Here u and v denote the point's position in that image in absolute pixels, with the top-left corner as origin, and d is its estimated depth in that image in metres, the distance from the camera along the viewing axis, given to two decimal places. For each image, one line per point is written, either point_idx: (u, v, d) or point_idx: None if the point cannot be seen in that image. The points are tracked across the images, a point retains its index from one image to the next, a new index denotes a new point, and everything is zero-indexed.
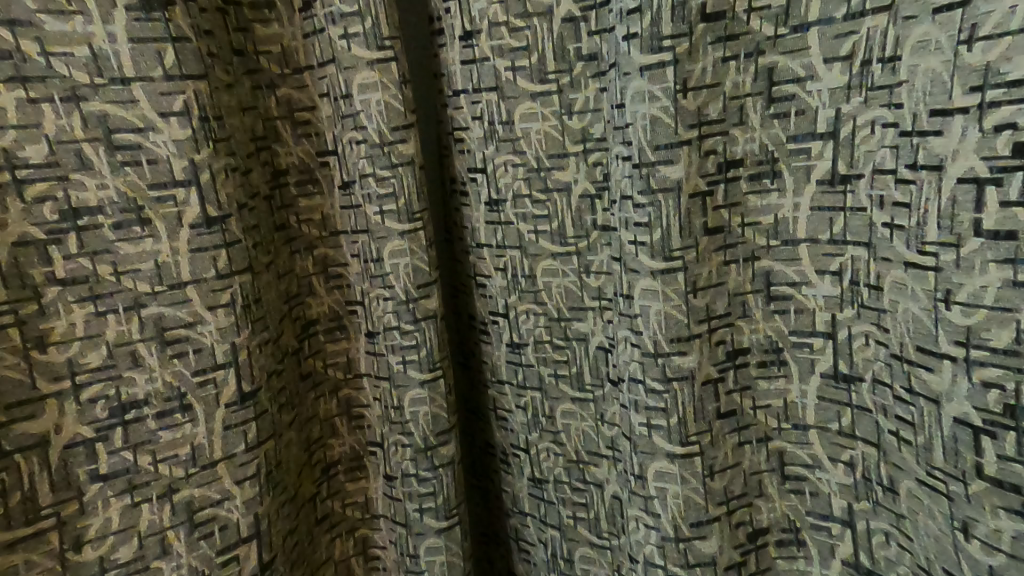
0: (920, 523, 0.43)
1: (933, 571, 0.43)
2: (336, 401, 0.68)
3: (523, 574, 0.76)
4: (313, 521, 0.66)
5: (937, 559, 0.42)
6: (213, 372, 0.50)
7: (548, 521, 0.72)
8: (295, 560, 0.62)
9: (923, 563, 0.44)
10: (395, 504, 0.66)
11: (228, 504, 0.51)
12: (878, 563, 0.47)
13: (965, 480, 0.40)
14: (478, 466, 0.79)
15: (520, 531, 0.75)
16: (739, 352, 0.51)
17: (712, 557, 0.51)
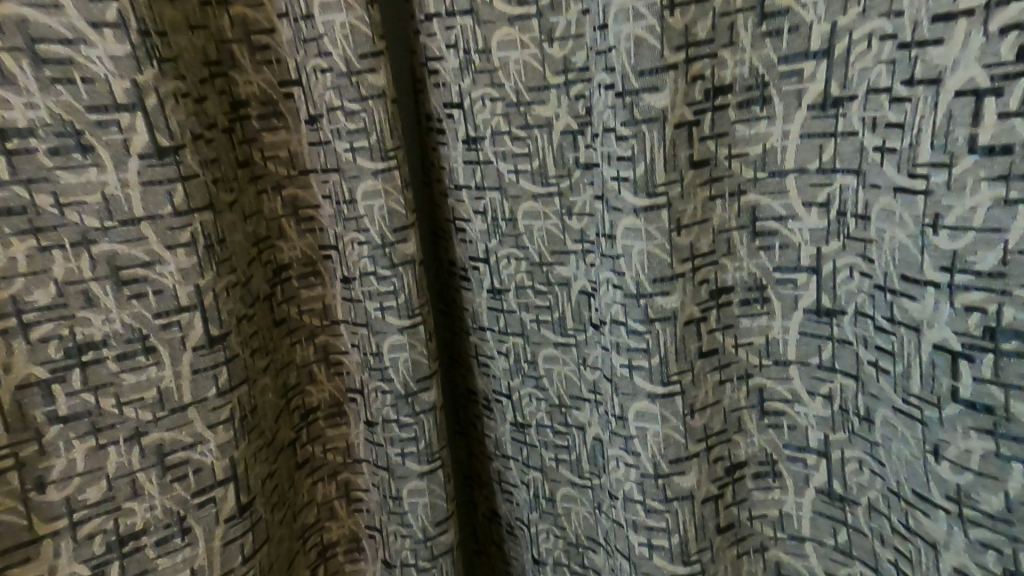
0: (893, 450, 0.44)
1: (902, 494, 0.44)
2: (314, 348, 0.67)
3: (506, 515, 0.78)
4: (293, 465, 0.66)
5: (908, 482, 0.43)
6: (177, 315, 0.48)
7: (530, 463, 0.73)
8: (276, 503, 0.62)
9: (894, 487, 0.45)
10: (377, 449, 0.66)
11: (201, 447, 0.50)
12: (850, 490, 0.48)
13: (938, 407, 0.40)
14: (461, 413, 0.79)
15: (503, 474, 0.76)
16: (722, 291, 0.49)
17: (691, 492, 0.51)
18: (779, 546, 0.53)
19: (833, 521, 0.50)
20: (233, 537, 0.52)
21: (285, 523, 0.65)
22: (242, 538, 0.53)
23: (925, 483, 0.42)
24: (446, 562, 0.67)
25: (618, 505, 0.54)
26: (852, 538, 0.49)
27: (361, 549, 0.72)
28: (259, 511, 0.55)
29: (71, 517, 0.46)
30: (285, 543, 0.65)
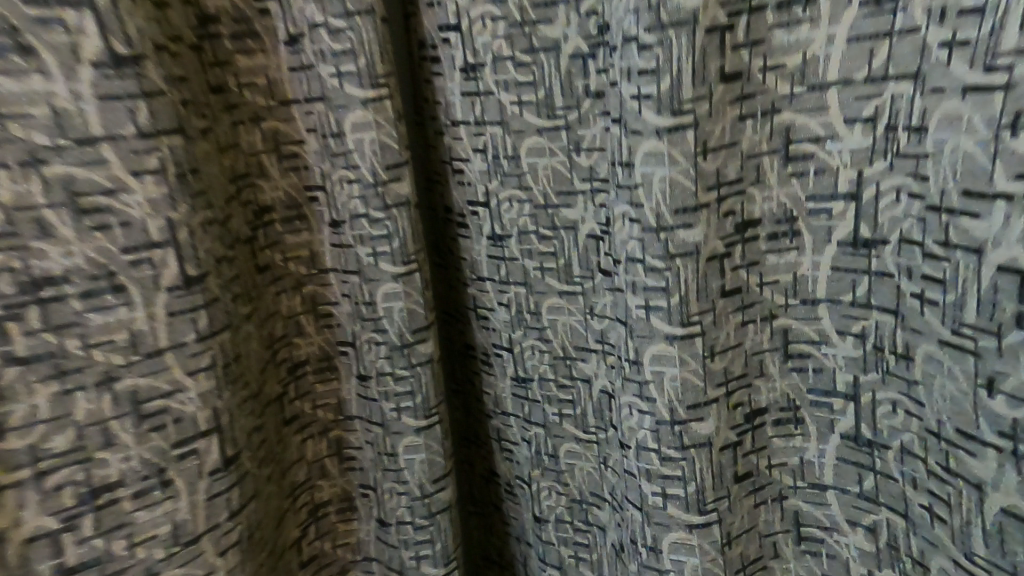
0: (936, 388, 0.41)
1: (943, 434, 0.41)
2: (301, 298, 0.62)
3: (506, 474, 0.76)
4: (281, 421, 0.62)
5: (952, 421, 0.40)
6: (147, 251, 0.43)
7: (532, 419, 0.70)
8: (264, 459, 0.58)
9: (934, 427, 0.42)
10: (371, 404, 0.63)
11: (180, 395, 0.46)
12: (880, 435, 0.45)
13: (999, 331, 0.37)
14: (459, 370, 0.76)
15: (503, 432, 0.73)
16: (749, 224, 0.45)
17: (708, 438, 0.48)
18: (798, 494, 0.51)
19: (858, 468, 0.47)
20: (219, 490, 0.49)
21: (273, 482, 0.61)
22: (228, 492, 0.50)
23: (974, 417, 0.39)
24: (444, 520, 0.64)
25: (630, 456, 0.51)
26: (879, 483, 0.46)
27: (355, 509, 0.69)
28: (246, 464, 0.52)
29: (37, 467, 0.42)
30: (274, 502, 0.61)
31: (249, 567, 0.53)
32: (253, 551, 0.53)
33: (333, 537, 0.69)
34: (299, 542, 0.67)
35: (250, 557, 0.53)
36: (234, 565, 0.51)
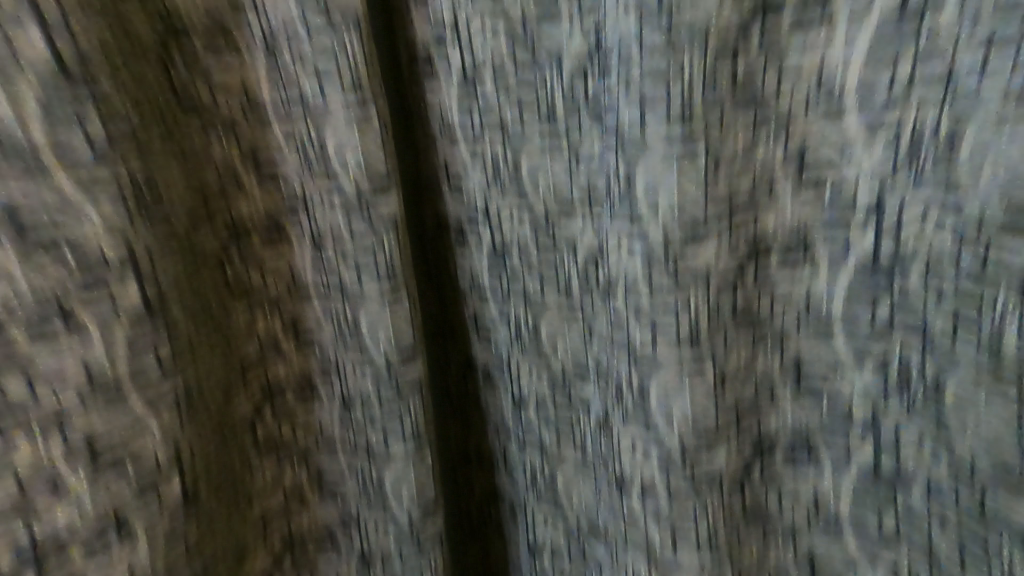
0: (971, 149, 0.45)
1: (959, 189, 0.46)
2: (242, 147, 0.58)
3: (484, 364, 0.72)
4: (222, 285, 0.59)
5: (967, 177, 0.46)
6: (27, 35, 0.44)
7: (513, 292, 0.66)
8: (199, 316, 0.55)
9: (953, 185, 0.46)
10: (330, 271, 0.60)
11: (89, 226, 0.47)
12: (903, 237, 0.50)
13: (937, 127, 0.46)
14: (435, 255, 0.69)
15: (481, 315, 0.69)
16: (768, 7, 0.48)
17: (706, 268, 0.54)
18: (801, 338, 0.56)
19: (874, 288, 0.52)
20: (145, 333, 0.50)
21: (220, 356, 0.58)
22: (139, 339, 0.50)
23: (990, 200, 0.45)
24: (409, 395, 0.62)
25: (617, 294, 0.59)
26: (896, 305, 0.51)
27: (316, 394, 0.64)
28: (175, 317, 0.52)
29: None
30: (221, 374, 0.58)
31: (189, 426, 0.53)
32: (194, 411, 0.54)
33: (292, 424, 0.64)
34: (252, 426, 0.62)
35: (188, 416, 0.53)
36: (153, 416, 0.51)
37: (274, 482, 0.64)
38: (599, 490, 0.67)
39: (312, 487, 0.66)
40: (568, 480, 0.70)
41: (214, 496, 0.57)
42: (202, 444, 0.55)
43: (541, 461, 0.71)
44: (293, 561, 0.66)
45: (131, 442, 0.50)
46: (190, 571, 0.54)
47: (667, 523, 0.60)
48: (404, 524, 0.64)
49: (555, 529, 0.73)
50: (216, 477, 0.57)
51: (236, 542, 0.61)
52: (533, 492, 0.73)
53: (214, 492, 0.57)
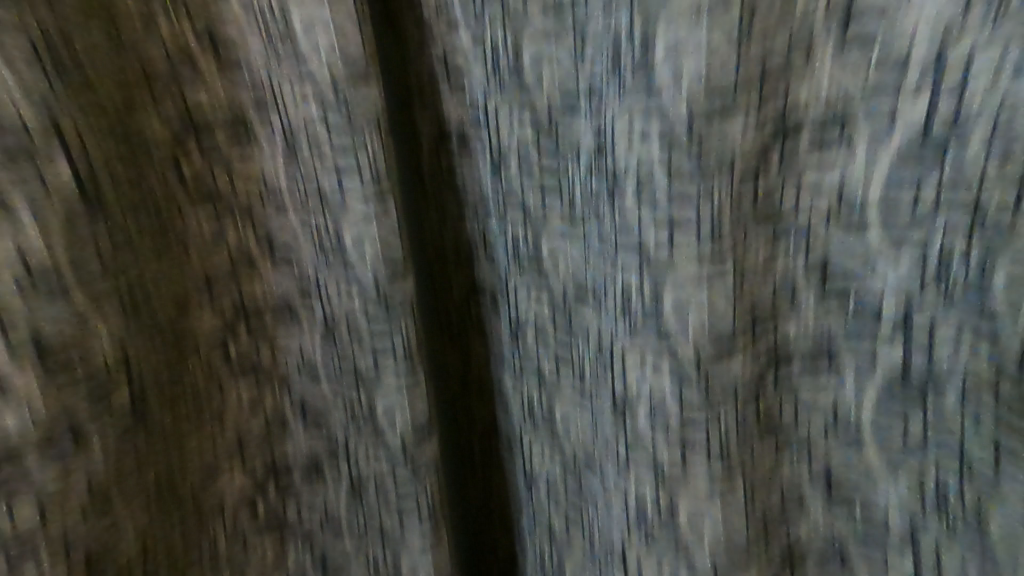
0: None
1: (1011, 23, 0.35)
2: (194, 28, 0.48)
3: (501, 302, 0.57)
4: (175, 192, 0.51)
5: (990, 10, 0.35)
6: None
7: (527, 212, 0.53)
8: (138, 221, 0.48)
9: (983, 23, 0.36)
10: (309, 171, 0.51)
11: (2, 91, 0.40)
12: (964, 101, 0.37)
13: None
14: (444, 171, 0.55)
15: (490, 240, 0.55)
16: None
17: (734, 146, 0.43)
18: (841, 244, 0.43)
19: (920, 164, 0.39)
20: (82, 225, 0.44)
21: (175, 262, 0.51)
22: (58, 222, 0.43)
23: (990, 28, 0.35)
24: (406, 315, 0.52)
25: (630, 196, 0.47)
26: (946, 188, 0.39)
27: (297, 322, 0.54)
28: (105, 207, 0.46)
29: None
30: (174, 292, 0.51)
31: (135, 332, 0.47)
32: (134, 320, 0.47)
33: (275, 347, 0.55)
34: (224, 344, 0.54)
35: (131, 324, 0.47)
36: (100, 318, 0.45)
37: (257, 411, 0.55)
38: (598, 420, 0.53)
39: (295, 420, 0.56)
40: (569, 410, 0.56)
41: (167, 411, 0.50)
42: (152, 356, 0.49)
43: (540, 391, 0.57)
44: (275, 491, 0.56)
45: (77, 345, 0.44)
46: (120, 495, 0.47)
47: (677, 439, 0.48)
48: (394, 454, 0.55)
49: (553, 465, 0.58)
50: (171, 392, 0.51)
51: (207, 469, 0.54)
52: (529, 424, 0.59)
53: (170, 408, 0.51)
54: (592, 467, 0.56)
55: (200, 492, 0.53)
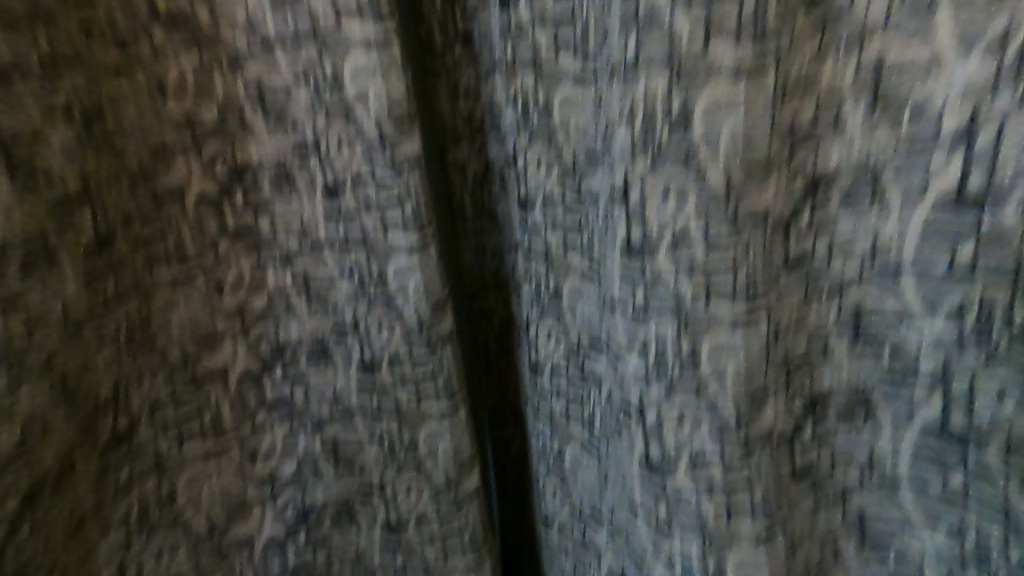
0: None
1: None
2: None
3: (512, 180, 0.63)
4: (162, 24, 0.53)
5: None
6: None
7: (528, 73, 0.57)
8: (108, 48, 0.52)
9: None
10: (299, 9, 0.53)
11: None
12: None
13: None
14: (461, 51, 0.61)
15: (497, 117, 0.61)
16: None
17: None
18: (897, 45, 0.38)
19: None
20: (42, 31, 0.48)
21: (135, 90, 0.54)
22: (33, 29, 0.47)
23: None
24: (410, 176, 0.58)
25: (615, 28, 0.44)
26: None
27: (293, 185, 0.59)
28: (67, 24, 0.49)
29: None
30: (150, 134, 0.55)
31: (90, 156, 0.51)
32: (97, 145, 0.52)
33: (262, 213, 0.60)
34: (218, 205, 0.58)
35: (90, 148, 0.51)
36: (51, 124, 0.49)
37: (254, 283, 0.61)
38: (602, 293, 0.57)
39: (300, 291, 0.63)
40: (574, 290, 0.63)
41: (138, 249, 0.56)
42: (114, 185, 0.53)
43: (547, 270, 0.63)
44: (282, 370, 0.64)
45: (39, 152, 0.48)
46: (98, 313, 0.53)
47: (671, 300, 0.46)
48: (410, 322, 0.63)
49: (558, 347, 0.66)
50: (141, 233, 0.56)
51: (190, 323, 0.59)
52: (537, 308, 0.67)
53: (141, 247, 0.56)
54: (595, 349, 0.63)
55: (195, 351, 0.60)
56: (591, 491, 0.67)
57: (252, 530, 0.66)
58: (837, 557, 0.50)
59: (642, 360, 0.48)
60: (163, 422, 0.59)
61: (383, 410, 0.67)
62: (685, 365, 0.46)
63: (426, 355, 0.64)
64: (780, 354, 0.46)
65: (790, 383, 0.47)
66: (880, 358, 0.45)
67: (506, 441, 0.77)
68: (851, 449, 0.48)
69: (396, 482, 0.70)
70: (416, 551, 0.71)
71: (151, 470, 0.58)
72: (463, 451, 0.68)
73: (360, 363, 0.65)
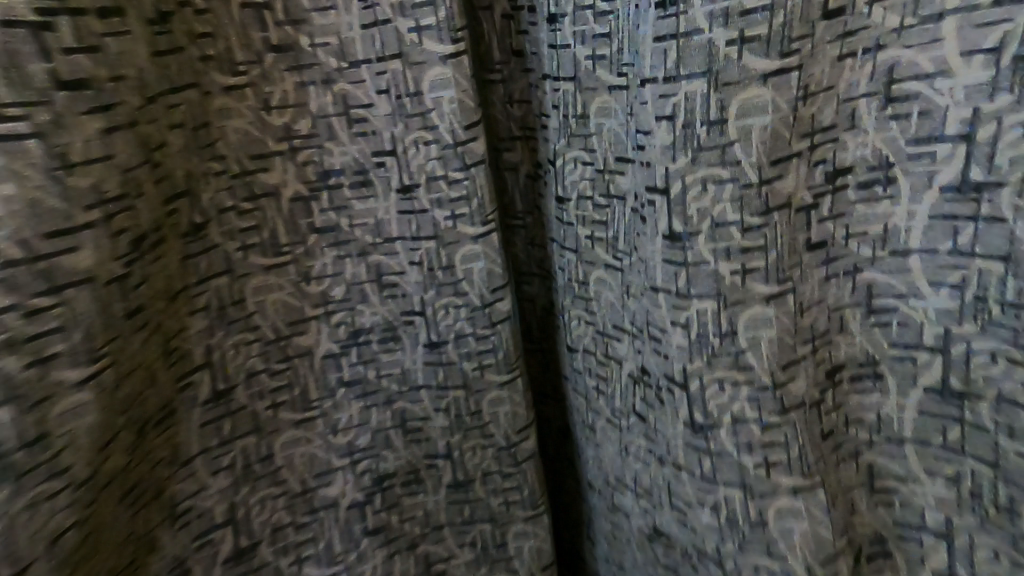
0: None
1: None
2: None
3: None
4: None
5: None
6: None
7: None
8: None
9: None
10: None
11: None
12: None
13: None
14: None
15: None
16: None
17: None
18: None
19: None
20: None
21: None
22: None
23: None
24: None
25: None
26: None
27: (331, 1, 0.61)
28: None
29: None
30: None
31: None
32: None
33: (299, 27, 0.62)
34: (262, 13, 0.61)
35: None
36: None
37: (298, 103, 0.64)
38: (631, 101, 0.56)
39: (338, 114, 0.65)
40: (602, 109, 0.60)
41: (192, 44, 0.59)
42: None
43: (576, 89, 0.62)
44: (328, 198, 0.68)
45: None
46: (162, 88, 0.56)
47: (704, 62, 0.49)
48: (447, 140, 0.66)
49: (585, 173, 0.64)
50: (194, 27, 0.58)
51: (243, 129, 0.63)
52: (566, 139, 0.65)
53: (192, 39, 0.59)
54: (624, 164, 0.60)
55: (251, 166, 0.64)
56: (611, 318, 0.66)
57: (312, 342, 0.72)
58: (842, 328, 0.54)
59: (671, 126, 0.53)
60: (232, 230, 0.65)
61: (424, 234, 0.70)
62: (713, 126, 0.50)
63: (462, 176, 0.67)
64: (805, 118, 0.49)
65: (813, 149, 0.50)
66: (902, 123, 0.47)
67: (527, 298, 0.79)
68: (866, 223, 0.51)
69: (436, 304, 0.74)
70: (455, 367, 0.77)
71: (222, 274, 0.65)
72: (496, 274, 0.72)
73: (397, 187, 0.68)
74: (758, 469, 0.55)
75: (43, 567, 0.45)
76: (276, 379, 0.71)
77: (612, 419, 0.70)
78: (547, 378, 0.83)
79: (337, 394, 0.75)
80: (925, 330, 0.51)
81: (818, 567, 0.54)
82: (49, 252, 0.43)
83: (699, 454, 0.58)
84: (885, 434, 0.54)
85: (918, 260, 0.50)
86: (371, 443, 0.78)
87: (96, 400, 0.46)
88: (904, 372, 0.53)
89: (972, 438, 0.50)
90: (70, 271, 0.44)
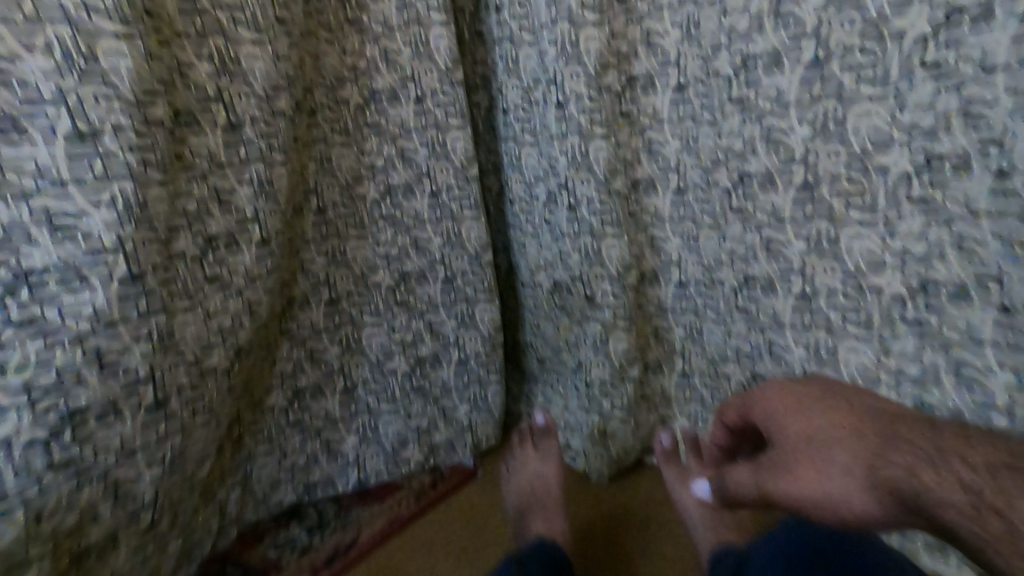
0: None
1: None
2: None
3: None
4: None
5: None
6: None
7: None
8: None
9: None
10: None
11: None
12: None
13: None
14: None
15: None
16: None
17: None
18: None
19: None
20: None
21: None
22: None
23: None
24: None
25: None
26: None
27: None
28: None
29: None
30: None
31: None
32: None
33: (363, 9, 1.11)
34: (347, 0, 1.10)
35: None
36: None
37: (358, 52, 1.12)
38: (539, 42, 1.07)
39: (380, 58, 1.14)
40: (527, 53, 1.10)
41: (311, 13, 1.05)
42: None
43: (511, 43, 1.12)
44: (374, 106, 1.16)
45: None
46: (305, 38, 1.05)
47: (566, 15, 1.00)
48: (441, 68, 1.16)
49: (517, 91, 1.15)
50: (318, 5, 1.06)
51: (336, 67, 1.12)
52: (507, 74, 1.16)
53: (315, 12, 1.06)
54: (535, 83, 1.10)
55: (334, 84, 1.13)
56: (533, 173, 1.19)
57: (364, 191, 1.19)
58: (637, 162, 1.08)
59: (554, 48, 1.03)
60: (329, 119, 1.14)
61: (429, 125, 1.19)
62: (575, 45, 1.01)
63: (450, 89, 1.18)
64: (614, 46, 1.01)
65: (619, 63, 1.02)
66: (656, 56, 1.01)
67: (487, 187, 1.34)
68: (647, 104, 1.05)
69: (434, 166, 1.22)
70: (446, 207, 1.25)
71: (322, 141, 1.15)
72: (469, 150, 1.23)
73: (414, 98, 1.17)
74: (599, 223, 1.10)
75: (277, 239, 0.92)
76: (347, 210, 1.20)
77: (536, 229, 1.23)
78: (499, 238, 1.38)
79: (379, 224, 1.22)
80: (670, 158, 1.05)
81: (621, 271, 1.11)
82: (269, 94, 0.87)
83: (575, 224, 1.12)
84: (659, 216, 1.10)
85: (666, 125, 1.03)
86: (399, 254, 1.24)
87: (286, 173, 0.92)
88: (664, 183, 1.07)
89: (685, 209, 1.05)
90: (276, 106, 0.88)
